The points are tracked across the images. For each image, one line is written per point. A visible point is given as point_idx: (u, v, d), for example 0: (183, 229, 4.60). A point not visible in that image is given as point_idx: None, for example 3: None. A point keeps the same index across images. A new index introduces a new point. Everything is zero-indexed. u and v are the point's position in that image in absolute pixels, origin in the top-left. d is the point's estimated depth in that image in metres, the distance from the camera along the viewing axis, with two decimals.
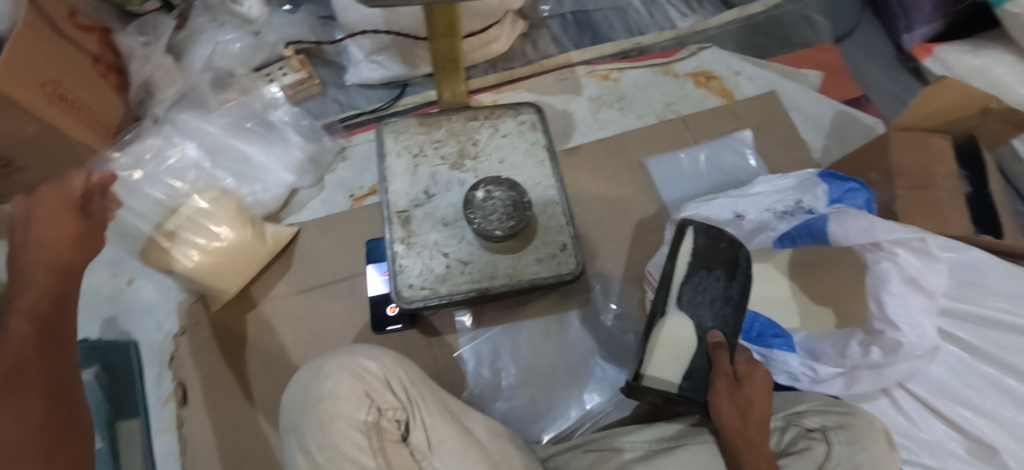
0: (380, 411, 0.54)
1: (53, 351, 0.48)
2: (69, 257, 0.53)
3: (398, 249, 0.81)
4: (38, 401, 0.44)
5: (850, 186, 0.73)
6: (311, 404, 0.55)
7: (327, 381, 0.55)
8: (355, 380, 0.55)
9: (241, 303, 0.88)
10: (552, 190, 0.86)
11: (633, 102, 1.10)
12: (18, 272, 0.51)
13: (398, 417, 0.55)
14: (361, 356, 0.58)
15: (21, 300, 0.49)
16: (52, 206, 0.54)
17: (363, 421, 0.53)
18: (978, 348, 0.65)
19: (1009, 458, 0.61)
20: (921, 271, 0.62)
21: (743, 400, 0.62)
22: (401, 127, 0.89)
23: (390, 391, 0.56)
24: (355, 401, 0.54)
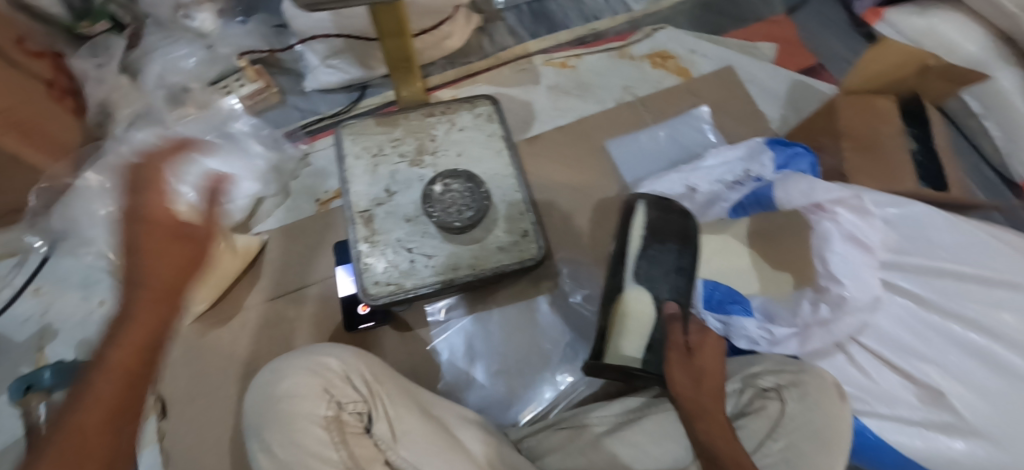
0: (341, 406, 0.56)
1: (127, 411, 0.48)
2: (171, 290, 0.49)
3: (363, 248, 0.82)
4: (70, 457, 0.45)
5: (794, 151, 0.80)
6: (269, 404, 0.55)
7: (285, 381, 0.57)
8: (315, 378, 0.57)
9: (215, 315, 0.90)
10: (511, 179, 0.88)
11: (593, 88, 1.11)
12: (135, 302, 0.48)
13: (360, 409, 0.57)
14: (320, 354, 0.59)
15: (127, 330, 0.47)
16: (166, 236, 0.48)
17: (324, 416, 0.55)
18: (925, 298, 0.66)
19: (957, 401, 0.62)
20: (859, 227, 0.67)
21: (697, 371, 0.63)
22: (359, 129, 0.90)
23: (351, 386, 0.58)
24: (313, 397, 0.55)
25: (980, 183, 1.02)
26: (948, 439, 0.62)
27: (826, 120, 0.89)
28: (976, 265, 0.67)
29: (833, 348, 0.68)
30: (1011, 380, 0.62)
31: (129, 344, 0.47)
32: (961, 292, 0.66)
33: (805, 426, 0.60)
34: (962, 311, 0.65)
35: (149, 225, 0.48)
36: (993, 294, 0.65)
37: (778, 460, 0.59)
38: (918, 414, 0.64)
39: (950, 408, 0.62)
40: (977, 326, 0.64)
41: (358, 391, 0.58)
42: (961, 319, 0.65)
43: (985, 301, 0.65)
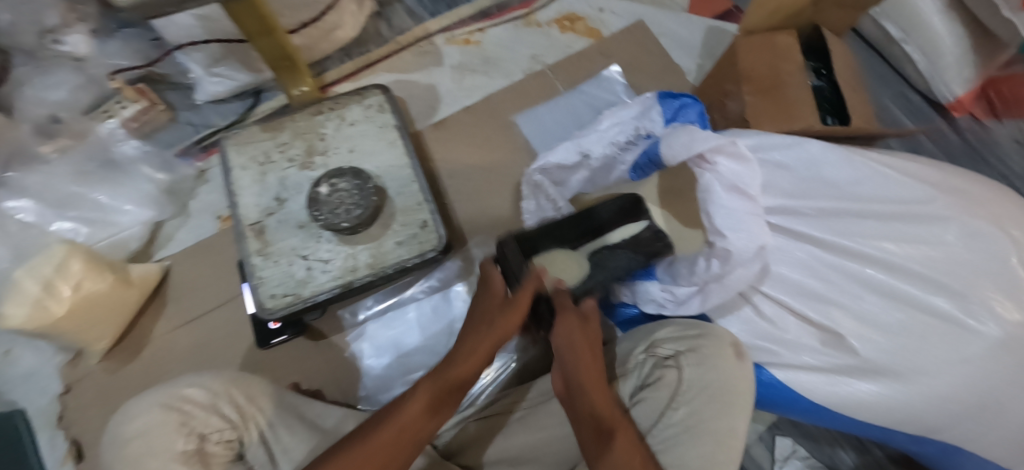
0: (204, 437, 0.59)
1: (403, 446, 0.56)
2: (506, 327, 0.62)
3: (255, 262, 0.79)
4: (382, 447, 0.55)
5: (682, 103, 0.77)
6: (123, 447, 0.58)
7: (135, 421, 0.59)
8: (170, 413, 0.59)
9: (122, 350, 0.86)
10: (407, 169, 0.84)
11: (499, 62, 1.05)
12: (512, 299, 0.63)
13: (226, 437, 0.60)
14: (180, 387, 0.61)
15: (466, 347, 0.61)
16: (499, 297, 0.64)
17: (183, 450, 0.57)
18: (823, 240, 0.65)
19: (856, 341, 0.63)
20: (740, 176, 0.66)
21: (591, 334, 0.63)
22: (244, 138, 0.85)
23: (216, 414, 0.60)
24: (168, 434, 0.57)
25: (906, 111, 0.96)
26: (852, 381, 0.63)
27: (729, 65, 0.85)
28: (875, 200, 0.64)
29: (740, 299, 0.70)
30: (910, 312, 0.61)
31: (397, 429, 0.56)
32: (861, 231, 0.64)
33: (701, 391, 0.59)
34: (862, 249, 0.64)
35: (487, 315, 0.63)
36: (895, 229, 0.63)
37: (680, 430, 0.58)
38: (821, 358, 0.65)
39: (851, 350, 0.63)
40: (878, 264, 0.63)
41: (224, 419, 0.60)
42: (861, 258, 0.64)
43: (891, 236, 0.63)
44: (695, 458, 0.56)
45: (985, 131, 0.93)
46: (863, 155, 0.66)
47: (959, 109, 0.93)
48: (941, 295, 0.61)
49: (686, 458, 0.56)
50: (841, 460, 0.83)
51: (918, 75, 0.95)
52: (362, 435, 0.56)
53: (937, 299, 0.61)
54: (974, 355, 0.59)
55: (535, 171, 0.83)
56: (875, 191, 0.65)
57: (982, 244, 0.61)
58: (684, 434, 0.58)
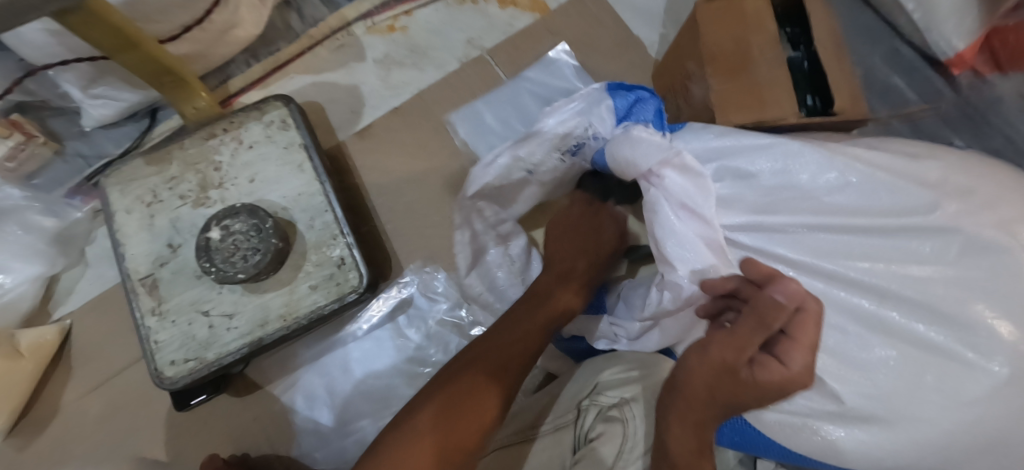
0: None
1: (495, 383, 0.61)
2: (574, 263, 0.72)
3: (150, 324, 0.68)
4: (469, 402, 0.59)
5: (637, 96, 0.66)
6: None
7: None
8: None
9: (28, 425, 0.77)
10: (317, 197, 0.72)
11: (428, 52, 0.90)
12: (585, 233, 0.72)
13: None
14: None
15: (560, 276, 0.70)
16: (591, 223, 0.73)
17: None
18: (797, 261, 0.54)
19: (837, 384, 0.51)
20: (690, 194, 0.56)
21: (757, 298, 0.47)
22: (127, 175, 0.73)
23: None
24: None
25: (899, 70, 0.83)
26: (830, 427, 0.52)
27: (691, 41, 0.71)
28: (856, 210, 0.53)
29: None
30: (902, 347, 0.51)
31: (495, 362, 0.62)
32: (842, 250, 0.53)
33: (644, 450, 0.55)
34: (844, 271, 0.53)
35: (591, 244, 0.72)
36: (880, 244, 0.52)
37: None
38: (799, 404, 0.53)
39: (832, 394, 0.52)
40: (862, 288, 0.52)
41: None
42: (843, 281, 0.53)
43: (874, 255, 0.52)
44: None
45: None
46: (845, 152, 0.54)
47: (960, 65, 0.77)
48: (938, 324, 0.50)
49: None
50: None
51: (913, 27, 0.81)
52: (453, 374, 0.61)
53: (929, 329, 0.50)
54: (975, 400, 0.48)
55: (472, 194, 0.72)
56: (857, 198, 0.53)
57: (983, 260, 0.50)
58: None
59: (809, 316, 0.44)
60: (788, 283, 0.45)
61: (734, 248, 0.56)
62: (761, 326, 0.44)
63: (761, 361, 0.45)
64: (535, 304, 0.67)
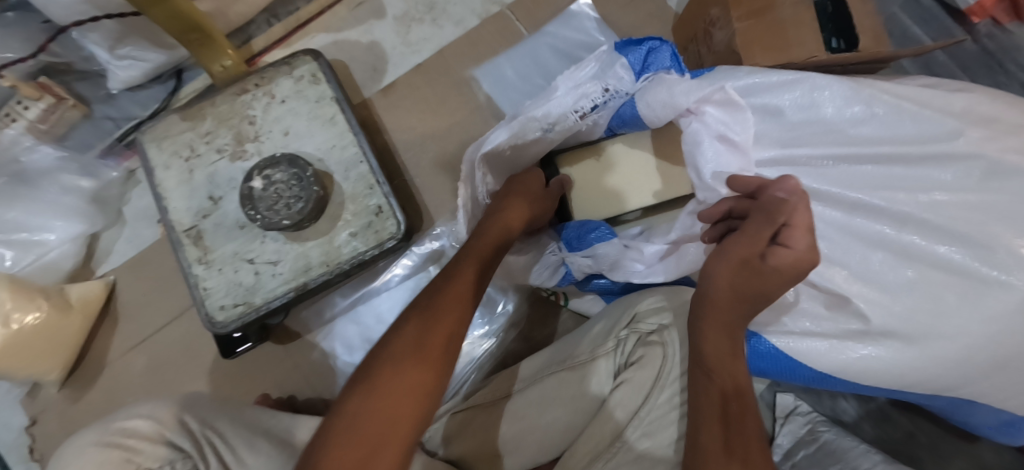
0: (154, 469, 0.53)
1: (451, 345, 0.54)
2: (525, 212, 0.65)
3: (197, 272, 0.71)
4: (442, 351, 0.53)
5: (651, 47, 0.62)
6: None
7: (74, 465, 0.53)
8: (111, 450, 0.53)
9: (80, 376, 0.80)
10: (350, 148, 0.74)
11: (448, 8, 0.91)
12: (506, 193, 0.66)
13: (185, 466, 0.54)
14: (122, 421, 0.56)
15: (506, 211, 0.63)
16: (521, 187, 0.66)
17: None
18: (819, 191, 0.57)
19: (862, 304, 0.55)
20: (729, 125, 0.55)
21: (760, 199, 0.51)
22: (163, 131, 0.75)
23: (173, 443, 0.55)
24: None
25: (916, 18, 0.85)
26: (857, 348, 0.55)
27: None
28: (878, 142, 0.56)
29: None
30: (921, 269, 0.54)
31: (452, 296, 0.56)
32: (867, 180, 0.56)
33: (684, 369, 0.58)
34: (868, 200, 0.55)
35: (518, 189, 0.66)
36: (902, 173, 0.55)
37: (667, 410, 0.57)
38: (824, 324, 0.57)
39: (857, 314, 0.55)
40: (885, 215, 0.55)
41: (184, 446, 0.55)
42: (867, 208, 0.56)
43: (898, 186, 0.55)
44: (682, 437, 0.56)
45: (1008, 37, 0.81)
46: (872, 85, 0.56)
47: (979, 13, 0.82)
48: (955, 244, 0.53)
49: (671, 437, 0.56)
50: (842, 410, 0.80)
51: None
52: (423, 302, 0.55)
53: (950, 249, 0.53)
54: (996, 312, 0.52)
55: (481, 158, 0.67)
56: (879, 130, 0.56)
57: (1002, 184, 0.52)
58: (672, 414, 0.57)
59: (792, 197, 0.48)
60: (787, 181, 0.49)
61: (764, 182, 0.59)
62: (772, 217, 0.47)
63: (773, 251, 0.47)
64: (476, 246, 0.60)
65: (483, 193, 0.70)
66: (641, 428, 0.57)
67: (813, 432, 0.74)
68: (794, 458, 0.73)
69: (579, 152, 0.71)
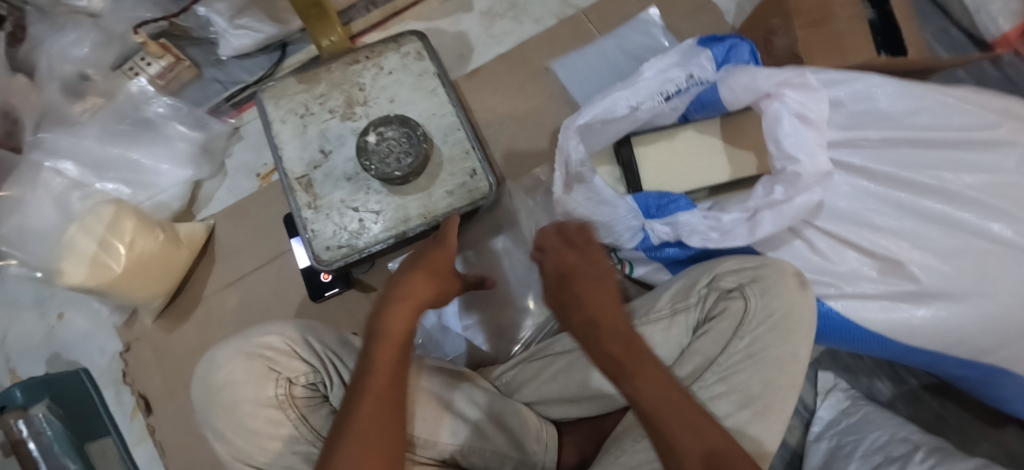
0: (290, 382, 0.61)
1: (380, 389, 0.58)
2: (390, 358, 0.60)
3: (306, 216, 0.79)
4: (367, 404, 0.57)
5: (731, 44, 0.77)
6: (213, 394, 0.61)
7: (222, 370, 0.61)
8: (255, 360, 0.61)
9: (176, 309, 0.87)
10: (450, 116, 0.83)
11: (528, 7, 1.01)
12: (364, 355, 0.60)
13: (311, 380, 0.62)
14: (258, 335, 0.63)
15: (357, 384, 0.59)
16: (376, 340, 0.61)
17: (275, 396, 0.60)
18: (879, 173, 0.68)
19: (915, 268, 0.65)
20: (806, 105, 0.67)
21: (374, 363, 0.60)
22: (280, 90, 0.84)
23: (297, 359, 0.62)
24: (257, 383, 0.59)
25: (945, 45, 0.96)
26: (909, 308, 0.66)
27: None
28: (929, 129, 0.67)
29: (789, 234, 0.71)
30: (966, 238, 0.65)
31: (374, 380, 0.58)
32: (921, 163, 0.67)
33: (766, 319, 0.63)
34: (921, 179, 0.66)
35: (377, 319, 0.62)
36: (952, 157, 0.66)
37: (743, 357, 0.62)
38: (879, 287, 0.67)
39: (910, 276, 0.66)
40: (935, 193, 0.66)
41: (305, 363, 0.62)
42: (921, 188, 0.66)
43: (951, 167, 0.66)
44: (758, 381, 0.61)
45: None
46: (922, 85, 0.68)
47: (1003, 45, 0.91)
48: (1001, 220, 0.64)
49: (747, 381, 0.61)
50: (877, 389, 0.86)
51: (960, 9, 0.93)
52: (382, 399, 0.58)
53: (996, 224, 0.64)
54: None
55: (579, 125, 0.76)
56: (931, 120, 0.67)
57: None
58: (748, 361, 0.62)
59: (549, 234, 0.69)
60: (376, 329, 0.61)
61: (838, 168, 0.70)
62: (560, 248, 0.68)
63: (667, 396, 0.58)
64: (396, 304, 0.62)
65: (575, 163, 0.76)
66: (719, 373, 0.62)
67: (854, 405, 0.82)
68: (835, 428, 0.81)
69: (655, 135, 0.80)
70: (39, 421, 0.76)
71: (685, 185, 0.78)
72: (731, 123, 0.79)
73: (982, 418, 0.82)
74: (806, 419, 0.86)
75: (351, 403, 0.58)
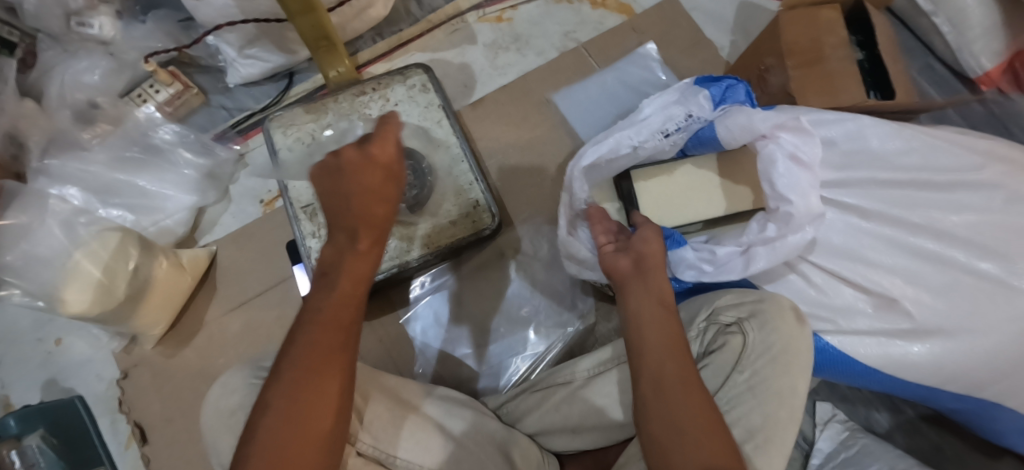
0: None
1: (322, 364, 0.51)
2: (331, 313, 0.52)
3: (312, 245, 0.81)
4: (301, 369, 0.51)
5: (727, 84, 0.75)
6: (221, 419, 0.60)
7: (235, 395, 0.60)
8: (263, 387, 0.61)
9: (178, 335, 0.87)
10: (454, 148, 0.86)
11: (531, 40, 1.04)
12: (327, 270, 0.54)
13: None
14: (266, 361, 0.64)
15: (296, 348, 0.52)
16: (346, 237, 0.54)
17: None
18: (869, 211, 0.72)
19: (908, 304, 0.68)
20: (800, 147, 0.70)
21: (315, 344, 0.51)
22: (288, 119, 0.87)
23: None
24: None
25: (932, 83, 0.99)
26: (906, 344, 0.68)
27: (770, 39, 0.85)
28: (920, 171, 0.71)
29: (786, 269, 0.74)
30: (958, 275, 0.68)
31: (314, 357, 0.51)
32: (911, 204, 0.71)
33: (764, 352, 0.63)
34: (911, 219, 0.71)
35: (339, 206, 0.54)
36: (939, 198, 0.70)
37: (742, 390, 0.62)
38: (874, 322, 0.70)
39: (904, 312, 0.68)
40: (926, 231, 0.70)
41: None
42: (911, 228, 0.71)
43: (943, 208, 0.70)
44: (759, 414, 0.60)
45: (1011, 103, 0.95)
46: (912, 127, 0.72)
47: (988, 84, 0.95)
48: (992, 259, 0.67)
49: (747, 415, 0.61)
50: (876, 421, 0.87)
51: (946, 48, 0.97)
52: (308, 369, 0.51)
53: (986, 263, 0.67)
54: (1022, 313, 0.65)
55: (581, 166, 0.77)
56: (922, 161, 0.71)
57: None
58: (748, 393, 0.62)
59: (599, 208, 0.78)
60: (315, 181, 0.56)
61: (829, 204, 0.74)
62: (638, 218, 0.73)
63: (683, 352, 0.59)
64: (341, 265, 0.54)
65: (580, 200, 0.78)
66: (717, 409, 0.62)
67: (852, 437, 0.82)
68: (835, 460, 0.81)
69: (652, 169, 0.82)
70: (32, 452, 0.74)
71: (684, 216, 0.80)
72: (728, 161, 0.81)
73: (978, 447, 0.84)
74: (806, 451, 0.85)
75: (297, 332, 0.52)
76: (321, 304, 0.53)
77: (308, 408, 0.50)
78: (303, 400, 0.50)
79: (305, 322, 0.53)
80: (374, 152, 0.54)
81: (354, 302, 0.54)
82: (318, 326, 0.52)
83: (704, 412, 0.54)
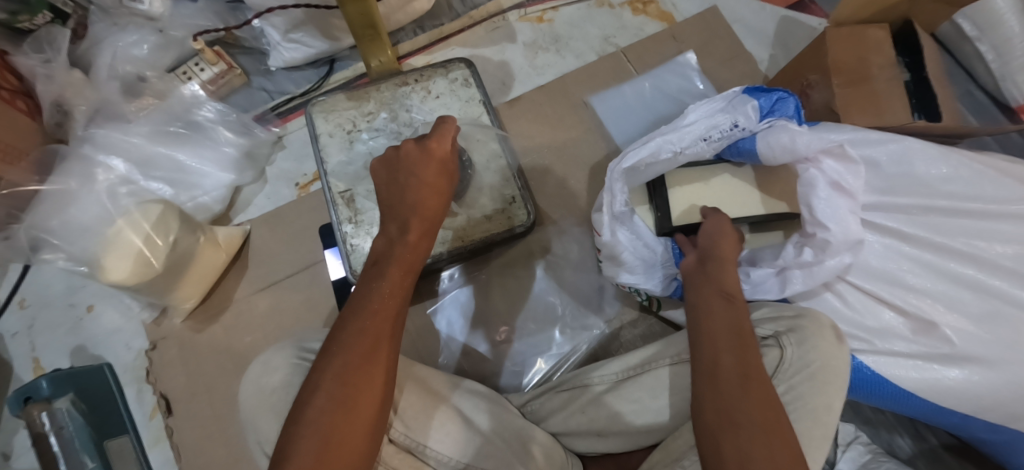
0: None
1: (374, 348, 0.53)
2: (380, 303, 0.55)
3: (347, 230, 0.81)
4: (355, 353, 0.52)
5: (778, 96, 0.74)
6: (262, 397, 0.61)
7: (276, 374, 0.61)
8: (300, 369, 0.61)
9: (208, 311, 0.88)
10: (493, 143, 0.86)
11: (570, 41, 1.04)
12: (379, 260, 0.58)
13: None
14: (308, 343, 0.65)
15: (348, 333, 0.53)
16: (399, 230, 0.59)
17: None
18: (910, 236, 0.72)
19: (948, 331, 0.68)
20: (843, 175, 0.70)
21: (362, 329, 0.53)
22: (330, 105, 0.87)
23: None
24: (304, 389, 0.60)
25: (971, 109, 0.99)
26: (944, 369, 0.67)
27: (815, 54, 0.85)
28: (964, 199, 0.71)
29: (822, 288, 0.73)
30: (999, 304, 0.68)
31: (365, 342, 0.53)
32: (955, 230, 0.70)
33: (801, 369, 0.62)
34: (954, 245, 0.70)
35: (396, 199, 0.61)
36: (984, 227, 0.70)
37: None
38: (912, 346, 0.69)
39: (944, 338, 0.68)
40: (967, 258, 0.70)
41: None
42: (951, 254, 0.70)
43: (987, 237, 0.69)
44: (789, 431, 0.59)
45: None
46: (959, 153, 0.72)
47: None
48: None
49: None
50: (897, 445, 0.87)
51: (987, 76, 0.96)
52: (361, 353, 0.52)
53: None
54: None
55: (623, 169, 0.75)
56: (966, 189, 0.71)
57: None
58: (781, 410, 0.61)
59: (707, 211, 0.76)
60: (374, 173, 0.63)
61: (871, 227, 0.73)
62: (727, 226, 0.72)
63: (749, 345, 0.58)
64: (393, 258, 0.58)
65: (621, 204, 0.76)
66: None
67: (874, 460, 0.82)
68: None
69: (691, 174, 0.82)
70: (62, 416, 0.77)
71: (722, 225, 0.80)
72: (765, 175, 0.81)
73: None
74: None
75: (350, 319, 0.54)
76: (373, 293, 0.55)
77: (356, 390, 0.51)
78: (354, 381, 0.51)
79: (356, 311, 0.54)
80: (435, 147, 0.62)
81: (402, 294, 0.57)
82: (368, 313, 0.54)
83: (761, 394, 0.54)
